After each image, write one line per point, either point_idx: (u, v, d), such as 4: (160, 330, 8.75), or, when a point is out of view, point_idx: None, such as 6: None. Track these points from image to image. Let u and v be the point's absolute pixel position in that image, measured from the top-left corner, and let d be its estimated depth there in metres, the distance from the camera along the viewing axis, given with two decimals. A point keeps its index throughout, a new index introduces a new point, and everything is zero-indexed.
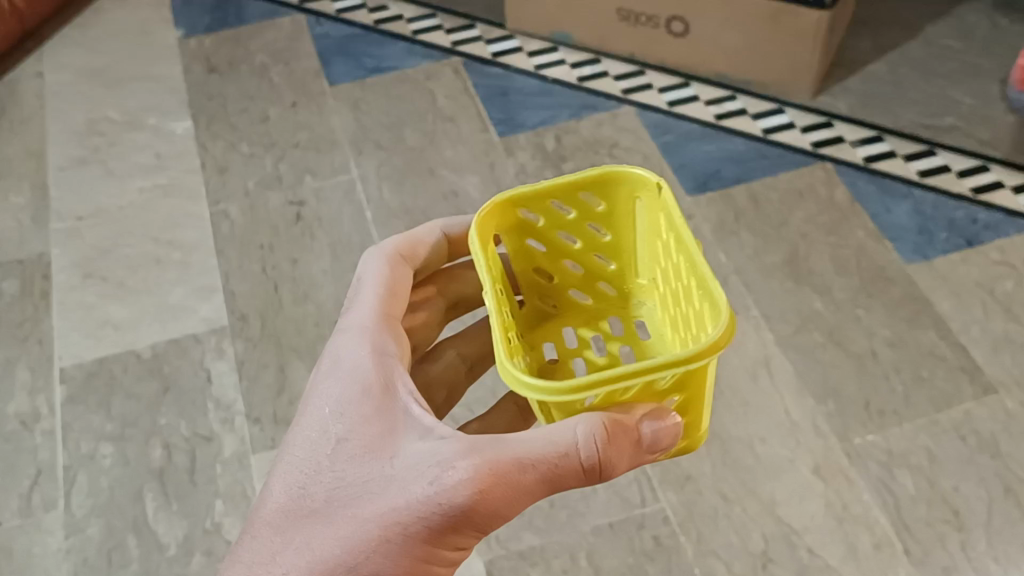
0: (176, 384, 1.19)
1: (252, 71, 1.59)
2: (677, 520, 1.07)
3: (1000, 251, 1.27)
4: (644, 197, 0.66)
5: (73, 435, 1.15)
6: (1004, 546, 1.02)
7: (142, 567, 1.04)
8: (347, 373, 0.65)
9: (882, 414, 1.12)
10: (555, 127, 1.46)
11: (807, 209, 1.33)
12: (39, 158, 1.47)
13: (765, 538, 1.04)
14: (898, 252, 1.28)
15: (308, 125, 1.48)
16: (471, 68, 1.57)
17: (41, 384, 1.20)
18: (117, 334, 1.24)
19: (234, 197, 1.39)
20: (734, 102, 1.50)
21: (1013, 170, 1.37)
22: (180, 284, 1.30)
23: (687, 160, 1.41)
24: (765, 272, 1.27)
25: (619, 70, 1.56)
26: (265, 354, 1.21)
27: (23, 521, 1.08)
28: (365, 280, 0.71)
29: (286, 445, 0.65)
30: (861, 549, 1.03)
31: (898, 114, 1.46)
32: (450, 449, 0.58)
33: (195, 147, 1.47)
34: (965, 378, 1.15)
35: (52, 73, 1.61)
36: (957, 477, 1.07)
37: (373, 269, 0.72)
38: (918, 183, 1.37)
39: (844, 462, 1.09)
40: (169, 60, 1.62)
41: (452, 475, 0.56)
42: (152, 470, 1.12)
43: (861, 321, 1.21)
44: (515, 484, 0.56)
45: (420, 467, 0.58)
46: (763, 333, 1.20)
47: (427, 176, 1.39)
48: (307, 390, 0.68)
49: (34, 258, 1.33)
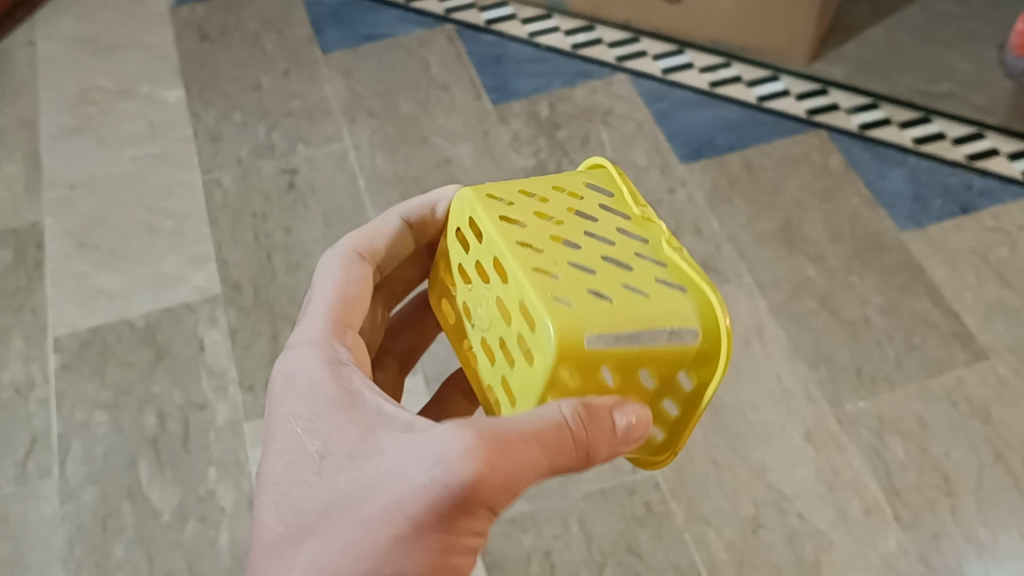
0: (169, 352, 1.19)
1: (245, 39, 1.58)
2: (668, 486, 1.07)
3: (994, 218, 1.27)
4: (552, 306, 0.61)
5: (68, 403, 1.16)
6: (994, 511, 1.02)
7: (138, 533, 1.05)
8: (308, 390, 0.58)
9: (874, 380, 1.13)
10: (549, 94, 1.45)
11: (801, 176, 1.33)
12: (31, 127, 1.46)
13: (755, 504, 1.05)
14: (892, 219, 1.28)
15: (301, 93, 1.48)
16: (464, 35, 1.56)
17: (35, 352, 1.20)
18: (110, 303, 1.25)
19: (227, 165, 1.39)
20: (728, 69, 1.49)
21: (1009, 137, 1.36)
22: (174, 252, 1.30)
23: (681, 128, 1.40)
24: (758, 239, 1.26)
25: (614, 37, 1.56)
26: (258, 322, 1.21)
27: (19, 488, 1.09)
28: (320, 288, 0.64)
29: (276, 458, 0.56)
30: (851, 514, 1.03)
31: (894, 81, 1.45)
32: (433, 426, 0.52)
33: (187, 116, 1.46)
34: (957, 345, 1.15)
35: (44, 41, 1.60)
36: (948, 443, 1.07)
37: (329, 274, 0.65)
38: (913, 150, 1.36)
39: (835, 429, 1.09)
40: (161, 28, 1.62)
41: (445, 449, 0.49)
42: (146, 438, 1.12)
43: (854, 288, 1.21)
44: (518, 451, 0.49)
45: (412, 437, 0.52)
46: (756, 300, 1.20)
47: (420, 144, 1.39)
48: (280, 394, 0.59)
49: (28, 227, 1.33)
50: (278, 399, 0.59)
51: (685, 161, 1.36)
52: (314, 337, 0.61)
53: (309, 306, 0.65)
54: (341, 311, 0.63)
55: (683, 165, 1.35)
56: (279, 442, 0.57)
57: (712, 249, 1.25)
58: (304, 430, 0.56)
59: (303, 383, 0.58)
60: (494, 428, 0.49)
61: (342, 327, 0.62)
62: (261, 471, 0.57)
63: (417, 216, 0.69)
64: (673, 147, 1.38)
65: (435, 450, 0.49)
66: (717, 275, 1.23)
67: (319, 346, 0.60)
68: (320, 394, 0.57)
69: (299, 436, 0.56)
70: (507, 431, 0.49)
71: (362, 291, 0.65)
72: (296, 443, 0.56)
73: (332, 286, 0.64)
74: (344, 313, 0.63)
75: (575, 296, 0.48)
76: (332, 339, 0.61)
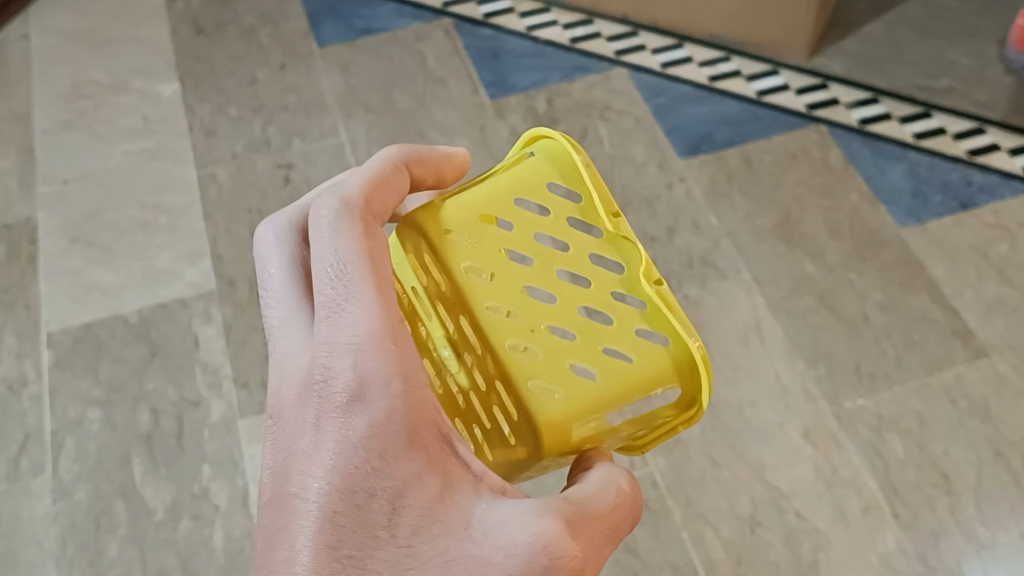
0: (164, 349, 1.19)
1: (241, 33, 1.57)
2: (665, 484, 1.06)
3: (994, 214, 1.26)
4: None
5: (61, 400, 1.15)
6: (993, 510, 1.01)
7: (130, 532, 1.04)
8: (367, 398, 0.45)
9: (873, 377, 1.12)
10: (547, 88, 1.44)
11: (800, 172, 1.32)
12: (25, 121, 1.45)
13: (753, 502, 1.04)
14: (892, 215, 1.27)
15: (297, 88, 1.47)
16: (461, 29, 1.55)
17: (28, 348, 1.19)
18: (104, 299, 1.24)
19: (222, 160, 1.38)
20: (727, 63, 1.48)
21: (1009, 132, 1.35)
22: (168, 248, 1.29)
23: (680, 123, 1.39)
24: (757, 235, 1.25)
25: (612, 31, 1.54)
26: (253, 318, 1.20)
27: (11, 486, 1.08)
28: (352, 246, 0.49)
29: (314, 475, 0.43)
30: (850, 513, 1.02)
31: (894, 76, 1.44)
32: (515, 507, 0.45)
33: (181, 111, 1.45)
34: (956, 342, 1.14)
35: (38, 35, 1.59)
36: (947, 441, 1.07)
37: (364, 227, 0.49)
38: (914, 145, 1.35)
39: (834, 427, 1.08)
40: (156, 22, 1.60)
41: (557, 545, 0.44)
42: (140, 435, 1.11)
43: (853, 285, 1.20)
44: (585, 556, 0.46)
45: (509, 519, 0.44)
46: (754, 297, 1.19)
47: (417, 139, 1.38)
48: (318, 395, 0.45)
49: (21, 223, 1.32)
50: (323, 406, 0.45)
51: (684, 157, 1.35)
52: (379, 332, 0.46)
53: (332, 283, 0.48)
54: (391, 300, 0.48)
55: (681, 160, 1.34)
56: (332, 469, 0.43)
57: (710, 246, 1.24)
58: (373, 464, 0.44)
59: (372, 401, 0.45)
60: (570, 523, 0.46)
61: (397, 325, 0.47)
62: (295, 495, 0.43)
63: (420, 164, 0.57)
64: (672, 143, 1.37)
65: (541, 546, 0.43)
66: (715, 272, 1.22)
67: (389, 349, 0.46)
68: (397, 420, 0.45)
69: (363, 471, 0.43)
70: (587, 523, 0.48)
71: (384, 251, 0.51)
72: (361, 480, 0.43)
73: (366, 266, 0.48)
74: (392, 305, 0.48)
75: (600, 366, 0.50)
76: (400, 344, 0.46)
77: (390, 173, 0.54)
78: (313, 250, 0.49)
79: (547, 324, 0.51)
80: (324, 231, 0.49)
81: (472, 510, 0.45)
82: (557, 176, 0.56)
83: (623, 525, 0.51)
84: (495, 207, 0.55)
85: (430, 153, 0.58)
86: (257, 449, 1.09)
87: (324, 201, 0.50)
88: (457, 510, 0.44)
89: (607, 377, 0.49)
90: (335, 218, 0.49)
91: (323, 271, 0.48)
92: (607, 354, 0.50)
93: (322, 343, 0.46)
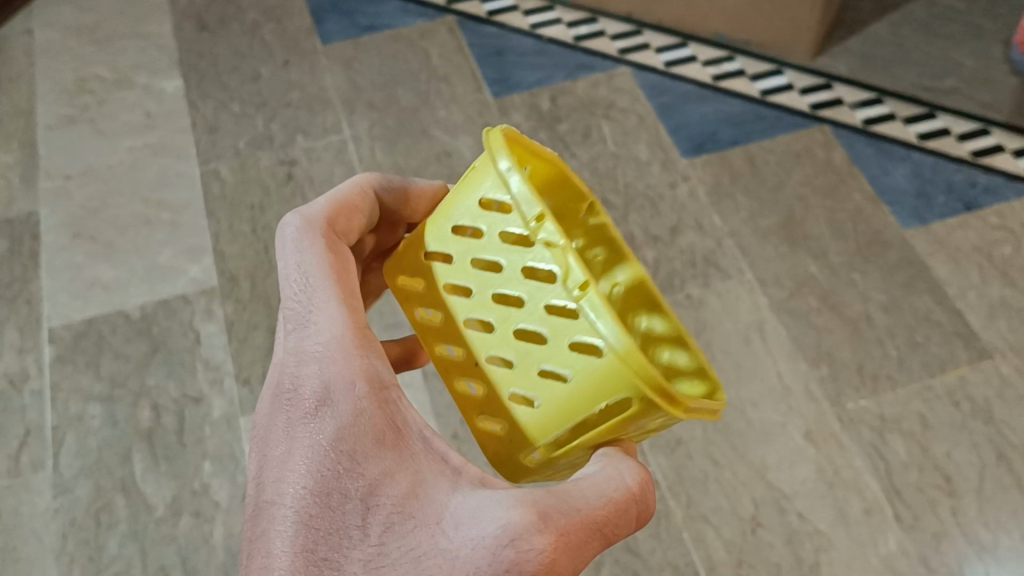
0: (165, 345, 1.18)
1: (244, 29, 1.57)
2: (666, 484, 1.06)
3: (998, 216, 1.26)
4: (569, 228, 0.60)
5: (61, 396, 1.14)
6: (995, 512, 1.01)
7: (131, 528, 1.04)
8: (335, 409, 0.50)
9: (875, 378, 1.12)
10: (551, 86, 1.44)
11: (804, 172, 1.32)
12: (28, 117, 1.45)
13: (754, 502, 1.04)
14: (896, 216, 1.26)
15: (300, 84, 1.47)
16: (465, 26, 1.54)
17: (29, 343, 1.19)
18: (106, 295, 1.24)
19: (225, 156, 1.38)
20: (732, 63, 1.48)
21: (1014, 134, 1.35)
22: (170, 244, 1.29)
23: (684, 122, 1.39)
24: (760, 235, 1.25)
25: (617, 29, 1.54)
26: (255, 315, 1.20)
27: (11, 481, 1.08)
28: (306, 270, 0.54)
29: (290, 483, 0.48)
30: (852, 515, 1.02)
31: (898, 76, 1.44)
32: (490, 500, 0.46)
33: (185, 107, 1.45)
34: (959, 344, 1.14)
35: (41, 30, 1.59)
36: (949, 443, 1.06)
37: (313, 249, 0.55)
38: (918, 146, 1.35)
39: (836, 427, 1.08)
40: (160, 18, 1.60)
41: (526, 531, 0.43)
42: (141, 432, 1.11)
43: (856, 286, 1.20)
44: (573, 547, 0.45)
45: (481, 514, 0.45)
46: (757, 297, 1.19)
47: (420, 136, 1.38)
48: (294, 410, 0.51)
49: (23, 218, 1.32)
50: (298, 420, 0.50)
51: (688, 156, 1.35)
52: (340, 341, 0.51)
53: (297, 300, 0.54)
54: (351, 310, 0.53)
55: (685, 160, 1.34)
56: (306, 476, 0.48)
57: (714, 246, 1.24)
58: (343, 465, 0.48)
59: (339, 408, 0.50)
60: (554, 520, 0.45)
61: (362, 332, 0.53)
62: (273, 501, 0.48)
63: (387, 191, 0.61)
64: (676, 142, 1.36)
65: (507, 534, 0.43)
66: (718, 271, 1.22)
67: (350, 357, 0.51)
68: (362, 422, 0.49)
69: (335, 474, 0.48)
70: (571, 524, 0.46)
71: (342, 265, 0.55)
72: (333, 483, 0.47)
73: (326, 279, 0.53)
74: (355, 313, 0.53)
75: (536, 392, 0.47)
76: (364, 350, 0.52)
77: (353, 197, 0.59)
78: (282, 275, 0.55)
79: (496, 350, 0.49)
80: (289, 251, 0.55)
81: (444, 503, 0.47)
82: (485, 183, 0.48)
83: (621, 524, 0.49)
84: (438, 233, 0.51)
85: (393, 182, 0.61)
86: None
87: (288, 221, 0.56)
88: (429, 504, 0.47)
89: (546, 403, 0.47)
90: (297, 234, 0.55)
91: (289, 285, 0.54)
92: (545, 374, 0.47)
93: (294, 362, 0.52)
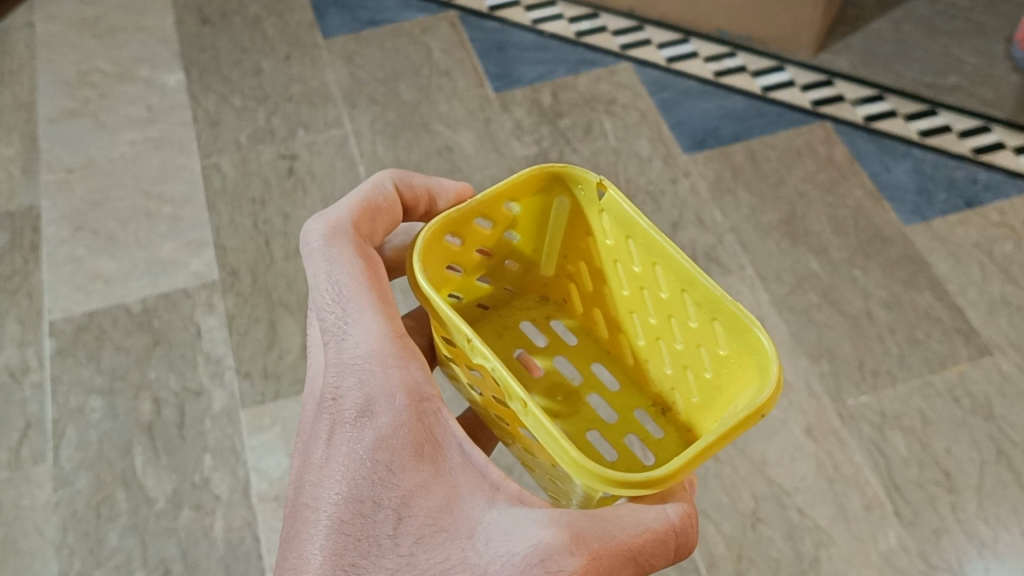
0: (166, 339, 1.18)
1: (245, 23, 1.57)
2: None
3: (999, 213, 1.26)
4: (607, 212, 0.63)
5: (62, 388, 1.15)
6: (995, 509, 1.01)
7: (131, 520, 1.04)
8: (375, 422, 0.55)
9: (876, 374, 1.12)
10: (552, 81, 1.44)
11: (805, 168, 1.32)
12: (29, 110, 1.45)
13: (754, 498, 1.04)
14: (897, 212, 1.26)
15: (301, 79, 1.47)
16: (467, 21, 1.54)
17: (30, 336, 1.19)
18: (107, 288, 1.24)
19: (226, 150, 1.38)
20: (733, 59, 1.48)
21: (1015, 130, 1.35)
22: (171, 237, 1.29)
23: (685, 118, 1.39)
24: (761, 231, 1.25)
25: (618, 25, 1.54)
26: (255, 309, 1.20)
27: (12, 474, 1.08)
28: (342, 284, 0.59)
29: (330, 489, 0.54)
30: (851, 510, 1.02)
31: (900, 73, 1.44)
32: (524, 518, 0.51)
33: (186, 100, 1.45)
34: (960, 340, 1.14)
35: (42, 23, 1.59)
36: (949, 439, 1.06)
37: (340, 260, 0.60)
38: (919, 143, 1.35)
39: (836, 424, 1.08)
40: (161, 11, 1.60)
41: (550, 551, 0.48)
42: (141, 425, 1.11)
43: (857, 282, 1.20)
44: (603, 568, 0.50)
45: (512, 531, 0.51)
46: (758, 293, 1.19)
47: (421, 131, 1.38)
48: (337, 419, 0.57)
49: (24, 211, 1.32)
50: (339, 427, 0.56)
51: (689, 152, 1.35)
52: (380, 354, 0.57)
53: (333, 308, 0.59)
54: (389, 322, 0.58)
55: (686, 156, 1.34)
56: (342, 483, 0.54)
57: (715, 242, 1.24)
58: (379, 475, 0.54)
59: (379, 418, 0.56)
60: (590, 542, 0.50)
61: (399, 344, 0.58)
62: (313, 503, 0.54)
63: (409, 188, 0.67)
64: (677, 138, 1.36)
65: (532, 552, 0.49)
66: (719, 267, 1.22)
67: (390, 369, 0.57)
68: (398, 435, 0.55)
69: (371, 483, 0.54)
70: (607, 551, 0.50)
71: (369, 270, 0.60)
72: (367, 492, 0.53)
73: (361, 292, 0.59)
74: (393, 321, 0.59)
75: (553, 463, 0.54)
76: (403, 363, 0.57)
77: (378, 199, 0.65)
78: (315, 282, 0.60)
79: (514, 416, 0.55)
80: (319, 259, 0.60)
81: (478, 518, 0.52)
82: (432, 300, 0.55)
83: (658, 555, 0.53)
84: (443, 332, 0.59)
85: (422, 181, 0.68)
86: (258, 439, 1.10)
87: (314, 228, 0.62)
88: (461, 517, 0.52)
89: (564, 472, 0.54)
90: (325, 244, 0.61)
91: (324, 294, 0.60)
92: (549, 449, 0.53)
93: (337, 375, 0.58)
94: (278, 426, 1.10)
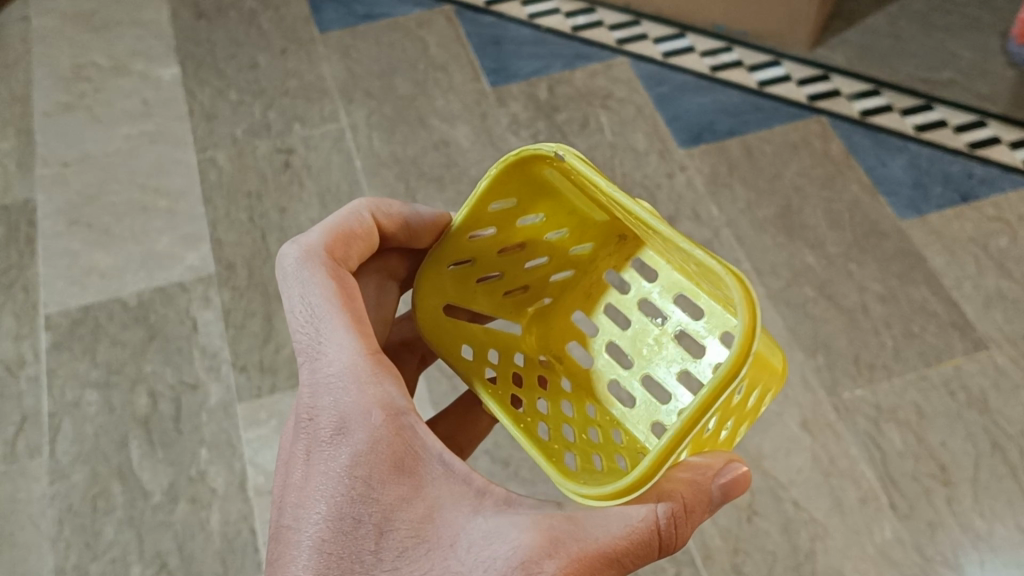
0: (162, 332, 1.18)
1: (241, 18, 1.56)
2: None
3: (994, 207, 1.26)
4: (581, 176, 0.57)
5: (58, 382, 1.14)
6: (990, 502, 1.01)
7: (128, 514, 1.04)
8: (353, 439, 0.56)
9: (871, 368, 1.12)
10: (548, 76, 1.44)
11: (801, 163, 1.32)
12: (24, 104, 1.45)
13: (751, 491, 1.04)
14: (893, 207, 1.27)
15: (298, 73, 1.46)
16: (463, 16, 1.54)
17: (26, 330, 1.19)
18: (103, 282, 1.23)
19: (222, 144, 1.38)
20: (730, 54, 1.48)
21: (1011, 125, 1.35)
22: (167, 231, 1.29)
23: (681, 113, 1.39)
24: (758, 225, 1.25)
25: (615, 20, 1.54)
26: (252, 303, 1.20)
27: (8, 467, 1.08)
28: (315, 303, 0.59)
29: (313, 508, 0.55)
30: (847, 503, 1.02)
31: (895, 68, 1.44)
32: (504, 527, 0.52)
33: (182, 94, 1.45)
34: (955, 334, 1.14)
35: (38, 17, 1.58)
36: (945, 433, 1.07)
37: (315, 281, 0.60)
38: (915, 137, 1.35)
39: (831, 417, 1.08)
40: (157, 5, 1.60)
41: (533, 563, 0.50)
42: (138, 419, 1.11)
43: (853, 276, 1.20)
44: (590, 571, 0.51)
45: (493, 541, 0.52)
46: (754, 287, 1.19)
47: (417, 126, 1.38)
48: (316, 437, 0.57)
49: (20, 205, 1.32)
50: (317, 447, 0.57)
51: (685, 147, 1.35)
52: (356, 371, 0.57)
53: (306, 330, 0.59)
54: (364, 338, 0.59)
55: (682, 150, 1.34)
56: (324, 501, 0.55)
57: (710, 236, 1.24)
58: (358, 492, 0.54)
59: (355, 435, 0.56)
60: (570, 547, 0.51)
61: (375, 359, 0.58)
62: (295, 524, 0.55)
63: (386, 216, 0.68)
64: (673, 133, 1.36)
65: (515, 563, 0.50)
66: None
67: (365, 386, 0.57)
68: (374, 451, 0.55)
69: (351, 500, 0.54)
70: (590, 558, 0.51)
71: (345, 289, 0.61)
72: (348, 509, 0.54)
73: (335, 309, 0.59)
74: (367, 337, 0.59)
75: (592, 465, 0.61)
76: (377, 379, 0.57)
77: (353, 224, 0.65)
78: (290, 303, 0.61)
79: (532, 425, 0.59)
80: (292, 282, 0.61)
81: (460, 526, 0.53)
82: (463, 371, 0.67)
83: (644, 555, 0.52)
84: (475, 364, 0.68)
85: (399, 210, 0.68)
86: (254, 433, 1.09)
87: (289, 251, 0.62)
88: (442, 526, 0.53)
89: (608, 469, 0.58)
90: (300, 266, 0.61)
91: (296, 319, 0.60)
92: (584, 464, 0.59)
93: (313, 394, 0.58)
94: (274, 419, 1.10)
